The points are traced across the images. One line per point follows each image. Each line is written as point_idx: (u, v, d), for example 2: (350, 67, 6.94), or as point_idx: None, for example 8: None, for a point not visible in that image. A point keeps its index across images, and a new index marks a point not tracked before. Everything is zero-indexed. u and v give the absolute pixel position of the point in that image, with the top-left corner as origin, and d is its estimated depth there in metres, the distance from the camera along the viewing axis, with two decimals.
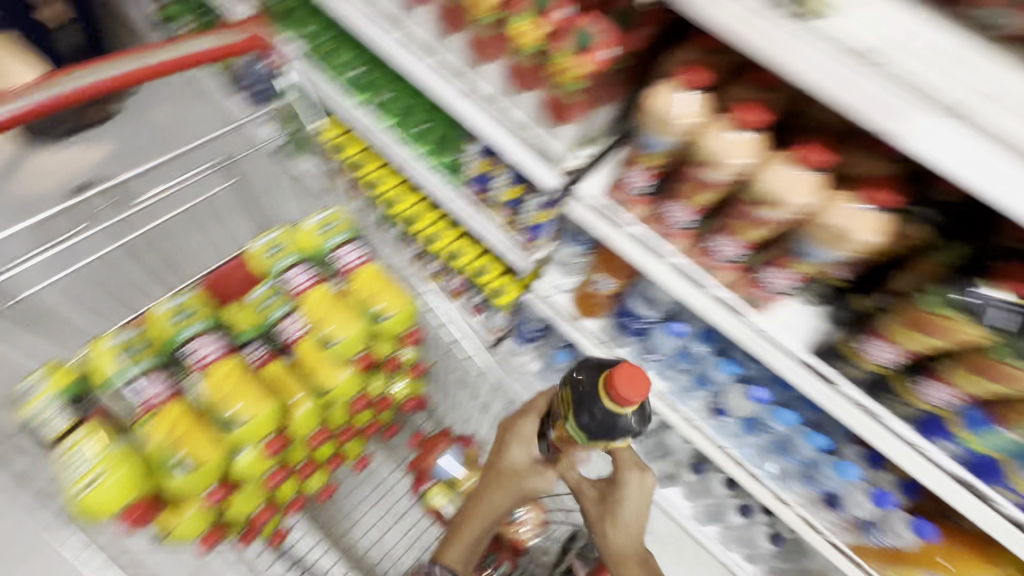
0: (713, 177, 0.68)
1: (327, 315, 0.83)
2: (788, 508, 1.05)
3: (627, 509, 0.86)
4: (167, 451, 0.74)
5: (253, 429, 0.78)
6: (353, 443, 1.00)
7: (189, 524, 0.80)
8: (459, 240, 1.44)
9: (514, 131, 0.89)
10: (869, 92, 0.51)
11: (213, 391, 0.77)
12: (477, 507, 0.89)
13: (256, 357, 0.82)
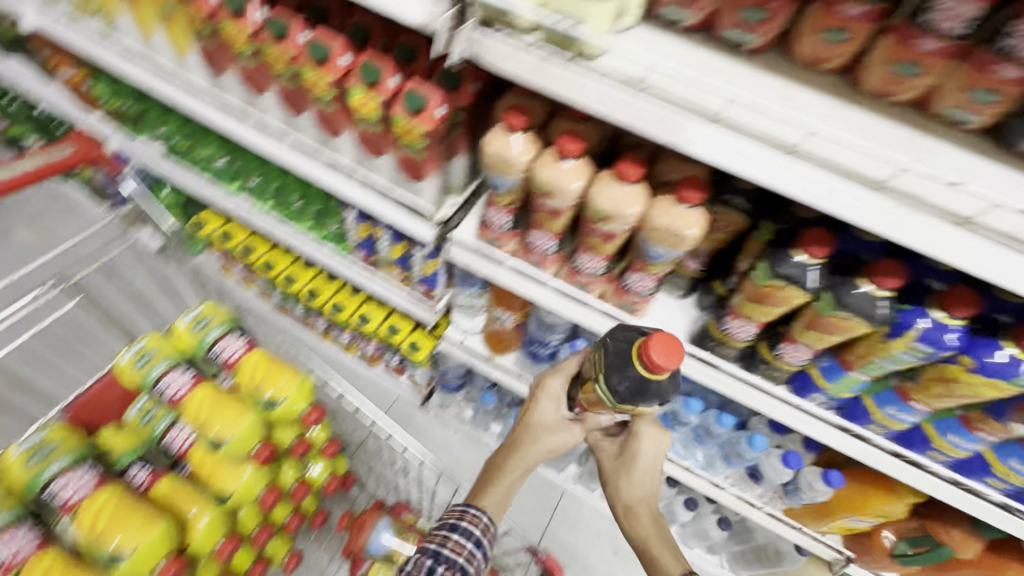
0: (555, 204, 0.74)
1: (213, 415, 0.79)
2: (723, 491, 1.11)
3: (646, 458, 0.78)
4: None
5: (144, 560, 0.71)
6: (275, 544, 0.93)
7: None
8: (362, 303, 1.42)
9: (382, 192, 0.94)
10: (649, 114, 0.57)
11: (87, 529, 0.70)
12: (506, 468, 0.80)
13: (142, 478, 0.78)
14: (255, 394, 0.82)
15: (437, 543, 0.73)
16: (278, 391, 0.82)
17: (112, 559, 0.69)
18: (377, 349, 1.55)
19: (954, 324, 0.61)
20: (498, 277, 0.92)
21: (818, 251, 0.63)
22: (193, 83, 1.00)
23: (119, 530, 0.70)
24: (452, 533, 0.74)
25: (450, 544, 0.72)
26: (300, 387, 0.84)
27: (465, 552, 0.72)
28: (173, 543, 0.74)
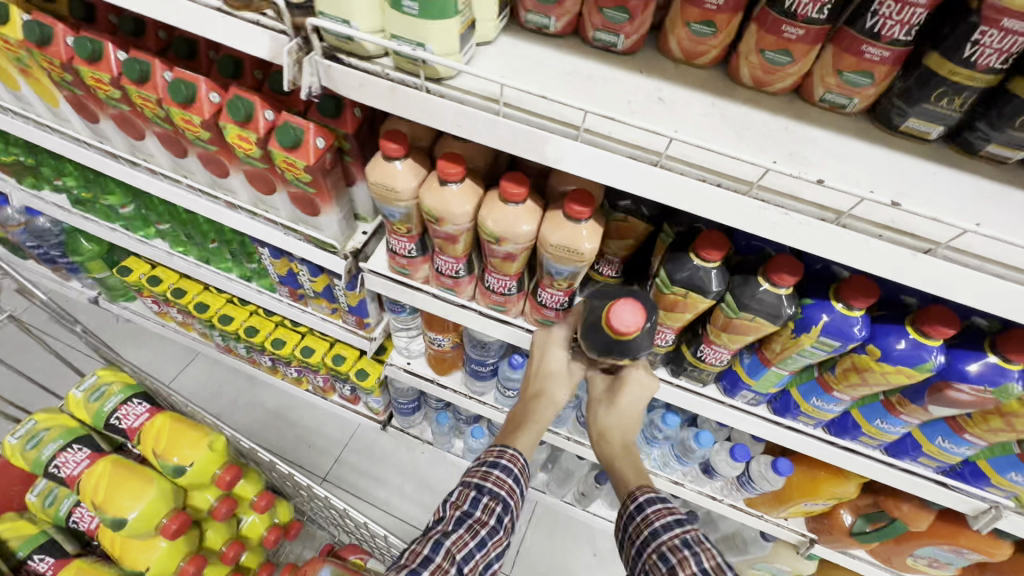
0: (448, 229, 0.70)
1: (109, 493, 0.73)
2: (681, 487, 1.09)
3: (631, 394, 0.71)
4: None
5: None
6: None
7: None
8: (302, 337, 1.36)
9: (287, 228, 0.89)
10: (516, 134, 0.53)
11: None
12: (524, 412, 0.72)
13: (45, 566, 0.74)
14: (159, 463, 0.76)
15: (480, 477, 0.65)
16: (184, 457, 0.76)
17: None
18: (327, 380, 1.48)
19: (854, 314, 0.60)
20: (418, 303, 0.88)
21: (715, 256, 0.61)
22: (72, 132, 0.94)
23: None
24: (493, 469, 0.66)
25: (493, 480, 0.65)
26: (207, 449, 0.78)
27: (508, 487, 0.65)
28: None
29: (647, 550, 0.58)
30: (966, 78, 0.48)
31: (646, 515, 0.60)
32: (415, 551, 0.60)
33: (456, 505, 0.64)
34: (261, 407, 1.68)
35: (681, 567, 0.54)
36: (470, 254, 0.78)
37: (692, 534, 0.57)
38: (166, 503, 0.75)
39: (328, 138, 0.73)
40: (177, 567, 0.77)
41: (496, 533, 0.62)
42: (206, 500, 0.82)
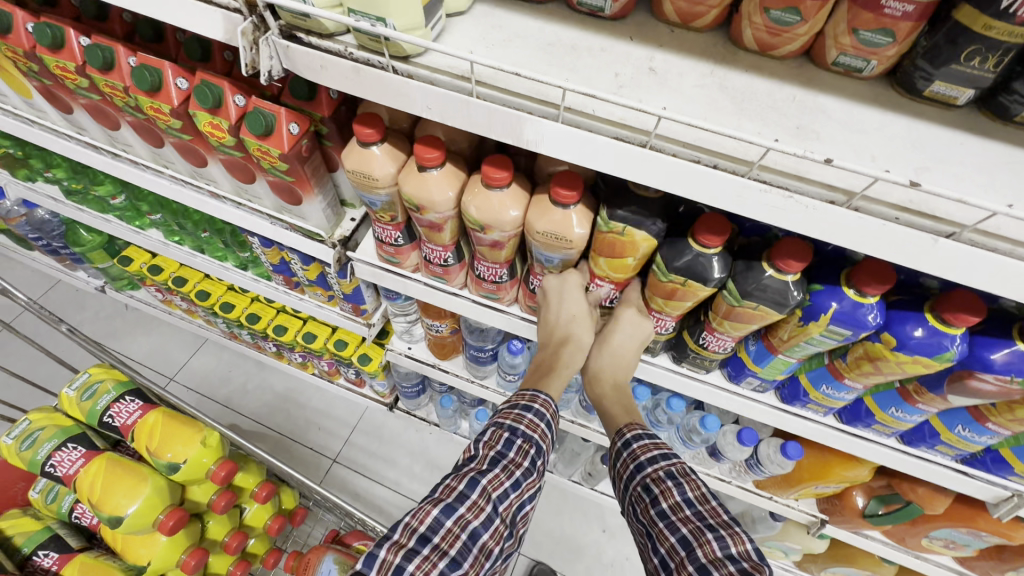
0: (431, 217, 0.67)
1: (106, 491, 0.74)
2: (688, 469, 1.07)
3: (623, 336, 0.69)
4: None
5: None
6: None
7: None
8: (303, 323, 1.35)
9: (272, 216, 0.86)
10: (492, 115, 0.48)
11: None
12: (549, 357, 0.70)
13: (51, 562, 0.75)
14: (153, 460, 0.77)
15: (513, 419, 0.63)
16: (177, 454, 0.77)
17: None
18: (331, 364, 1.47)
19: (868, 301, 0.55)
20: (409, 291, 0.84)
21: (716, 242, 0.56)
22: (50, 124, 0.91)
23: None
24: (526, 413, 0.64)
25: (526, 422, 0.63)
26: (200, 445, 0.79)
27: (541, 431, 0.63)
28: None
29: (632, 483, 0.58)
30: (1003, 33, 0.41)
31: (633, 450, 0.60)
32: (450, 485, 0.57)
33: (489, 445, 0.61)
34: (271, 391, 1.69)
35: (663, 498, 0.54)
36: (458, 241, 0.74)
37: (677, 466, 0.57)
38: (163, 498, 0.77)
39: (302, 122, 0.68)
40: (179, 559, 0.81)
41: (529, 475, 0.60)
42: (205, 494, 0.83)
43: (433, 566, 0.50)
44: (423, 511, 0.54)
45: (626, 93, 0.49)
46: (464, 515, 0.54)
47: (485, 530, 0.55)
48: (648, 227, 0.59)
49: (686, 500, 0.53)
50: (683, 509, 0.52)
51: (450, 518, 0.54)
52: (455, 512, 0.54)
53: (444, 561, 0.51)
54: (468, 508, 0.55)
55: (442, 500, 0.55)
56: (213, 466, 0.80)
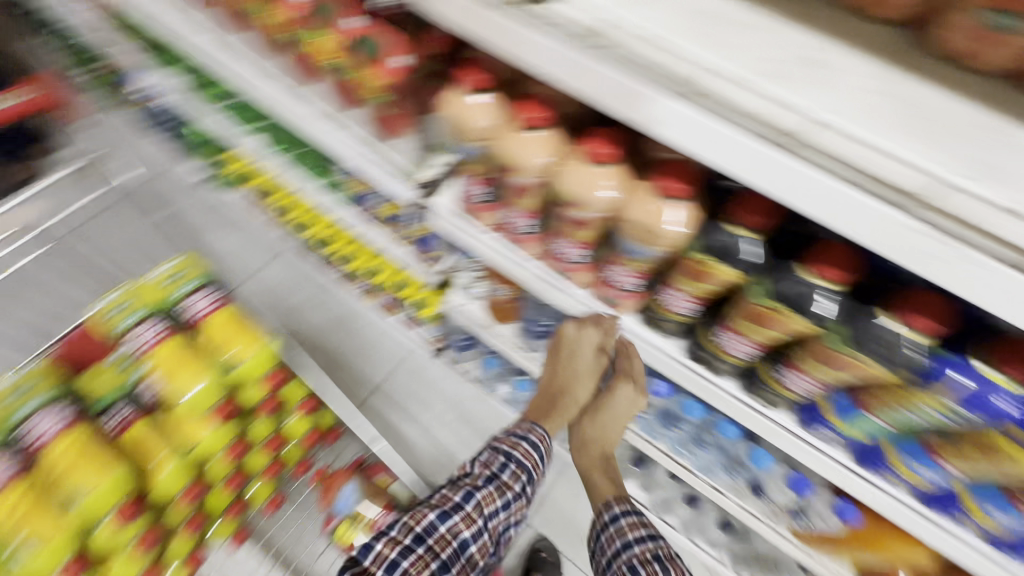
0: (518, 180, 0.63)
1: (173, 371, 0.83)
2: (720, 497, 1.00)
3: (613, 408, 0.88)
4: (7, 532, 0.72)
5: (97, 502, 0.77)
6: (257, 489, 1.01)
7: (108, 547, 0.79)
8: (369, 255, 1.39)
9: (362, 146, 0.85)
10: (606, 83, 0.43)
11: (51, 467, 0.76)
12: (548, 402, 0.92)
13: (117, 423, 0.83)
14: (218, 355, 0.87)
15: (510, 446, 0.87)
16: (240, 352, 0.88)
17: (73, 499, 0.76)
18: (389, 301, 1.50)
19: (1013, 389, 0.46)
20: (479, 250, 0.82)
21: (832, 276, 0.50)
22: (179, 20, 0.95)
23: (80, 474, 0.76)
24: (521, 441, 0.87)
25: (522, 449, 0.86)
26: (259, 353, 0.90)
27: (531, 460, 0.87)
28: (133, 485, 0.81)
29: (620, 560, 0.77)
30: None
31: (619, 525, 0.82)
32: (448, 496, 0.81)
33: (485, 466, 0.85)
34: (328, 311, 1.74)
35: (644, 571, 0.73)
36: (543, 211, 0.71)
37: (662, 552, 0.76)
38: (219, 390, 0.87)
39: (412, 59, 0.70)
40: (223, 448, 0.90)
41: (516, 495, 0.85)
42: (255, 395, 0.92)
43: (425, 563, 0.74)
44: (421, 515, 0.79)
45: (796, 74, 0.37)
46: (456, 523, 0.78)
47: (472, 539, 0.79)
48: (733, 265, 0.55)
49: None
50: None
51: (444, 524, 0.78)
52: (449, 518, 0.78)
53: (434, 562, 0.75)
54: (461, 519, 0.79)
55: (438, 509, 0.79)
56: (265, 373, 0.92)
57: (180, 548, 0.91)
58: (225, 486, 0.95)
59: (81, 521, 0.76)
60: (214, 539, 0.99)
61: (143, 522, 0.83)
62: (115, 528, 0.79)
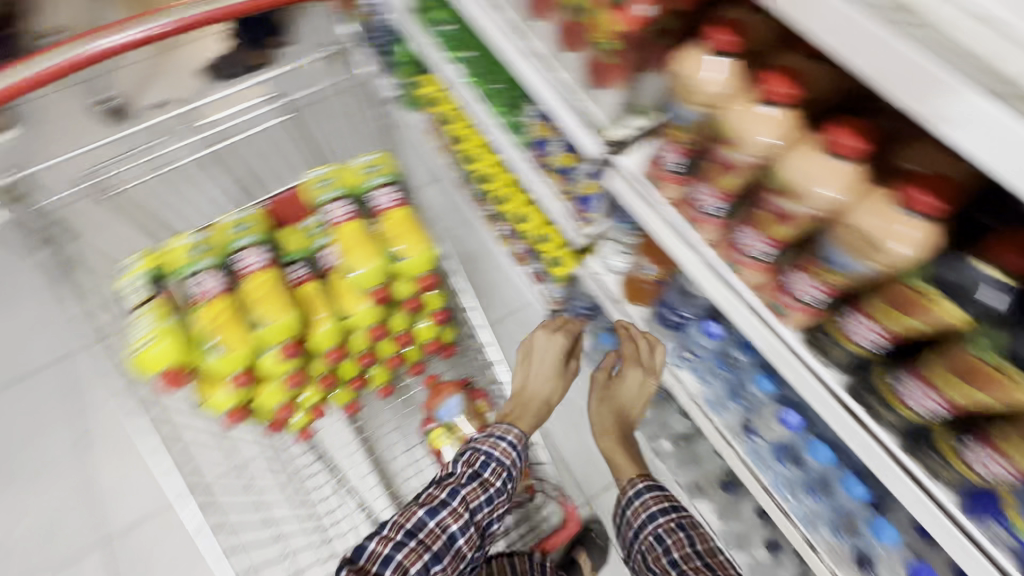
0: (733, 156, 0.61)
1: (350, 248, 0.97)
2: (814, 554, 0.93)
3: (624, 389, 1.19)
4: (209, 331, 0.92)
5: (271, 332, 0.94)
6: (378, 372, 1.16)
7: (269, 371, 0.97)
8: (523, 202, 1.45)
9: (564, 93, 0.87)
10: (905, 68, 0.39)
11: (248, 294, 0.95)
12: (523, 406, 1.16)
13: (299, 276, 0.99)
14: (387, 246, 0.99)
15: (488, 445, 0.98)
16: (406, 249, 0.99)
17: (258, 324, 0.94)
18: (524, 251, 1.56)
19: None
20: (649, 224, 0.82)
21: None
22: None
23: (265, 306, 0.94)
24: (500, 441, 1.00)
25: (500, 448, 0.99)
26: (421, 254, 1.00)
27: (510, 456, 0.99)
28: (299, 330, 0.97)
29: (649, 534, 1.02)
30: None
31: (646, 501, 1.06)
32: (434, 495, 0.90)
33: (467, 465, 0.95)
34: (461, 247, 1.79)
35: (675, 548, 0.98)
36: (739, 196, 0.67)
37: (685, 521, 1.02)
38: (382, 275, 0.99)
39: (651, 12, 0.68)
40: (368, 326, 1.03)
41: (501, 492, 0.95)
42: (404, 291, 1.03)
43: (417, 554, 0.82)
44: (411, 513, 0.87)
45: None
46: (444, 518, 0.87)
47: (461, 536, 0.87)
48: (969, 306, 0.51)
49: (696, 551, 0.97)
50: (693, 556, 0.96)
51: (433, 519, 0.86)
52: (437, 514, 0.87)
53: (427, 555, 0.83)
54: (449, 514, 0.88)
55: (427, 506, 0.87)
56: (421, 274, 1.03)
57: (312, 396, 1.08)
58: (359, 359, 1.09)
59: (257, 342, 0.95)
60: (335, 401, 1.15)
61: (297, 363, 1.00)
62: (277, 359, 0.97)
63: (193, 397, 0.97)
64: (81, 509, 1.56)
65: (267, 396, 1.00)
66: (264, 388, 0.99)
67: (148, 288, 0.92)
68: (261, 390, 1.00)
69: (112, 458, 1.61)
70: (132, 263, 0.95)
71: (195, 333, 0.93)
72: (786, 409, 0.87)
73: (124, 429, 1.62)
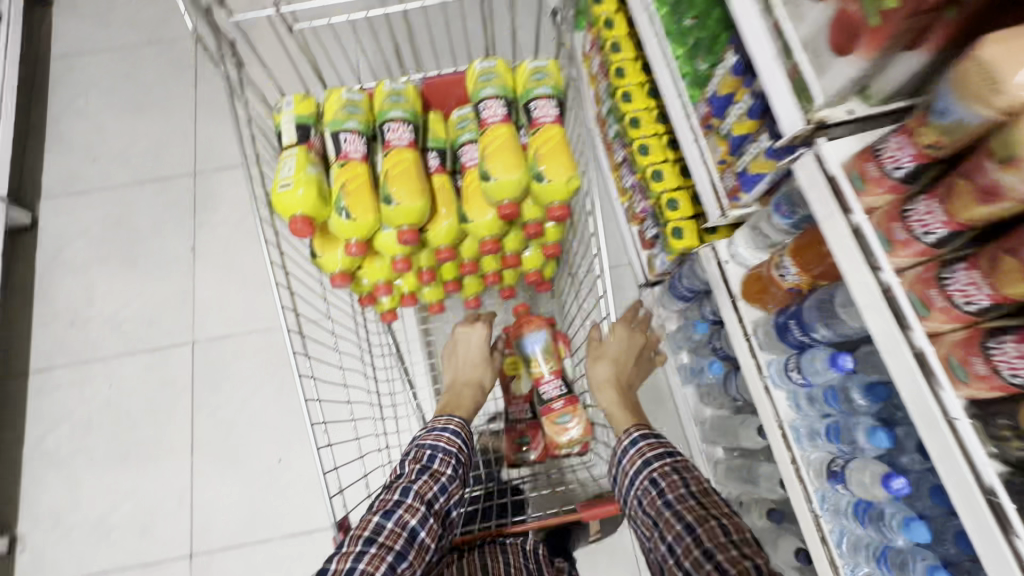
0: (1005, 180, 0.50)
1: (495, 153, 0.98)
2: None
3: (614, 345, 1.16)
4: (342, 189, 0.98)
5: (396, 212, 0.99)
6: (471, 280, 1.23)
7: (383, 249, 1.04)
8: (666, 160, 1.35)
9: (781, 54, 0.75)
10: None
11: (388, 168, 1.00)
12: (453, 392, 1.17)
13: (433, 163, 1.09)
14: (532, 161, 0.98)
15: (432, 441, 0.99)
16: (549, 170, 0.96)
17: (388, 200, 0.99)
18: (644, 211, 1.47)
19: None
20: (828, 230, 0.73)
21: None
22: None
23: (400, 184, 0.99)
24: (443, 432, 1.01)
25: (443, 439, 0.99)
26: (565, 180, 0.96)
27: (456, 444, 1.00)
28: (423, 220, 1.01)
29: (641, 480, 0.91)
30: None
31: (642, 449, 0.94)
32: (385, 499, 0.89)
33: (414, 463, 0.95)
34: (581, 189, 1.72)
35: (668, 492, 0.86)
36: (971, 228, 0.57)
37: (678, 463, 0.90)
38: (517, 188, 0.98)
39: None
40: (485, 237, 1.06)
41: (453, 481, 0.95)
42: (531, 213, 1.05)
43: (381, 558, 0.82)
44: (366, 521, 0.87)
45: None
46: (403, 517, 0.87)
47: (422, 529, 0.87)
48: None
49: (692, 494, 0.85)
50: (689, 499, 0.84)
51: (389, 521, 0.86)
52: (392, 515, 0.87)
53: (389, 557, 0.83)
54: (406, 513, 0.87)
55: (382, 512, 0.87)
56: (557, 202, 0.99)
57: (410, 282, 1.18)
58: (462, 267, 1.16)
59: (381, 217, 1.01)
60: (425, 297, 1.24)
61: (407, 250, 1.05)
62: (393, 239, 1.04)
63: (311, 249, 1.06)
64: (179, 311, 1.75)
65: (373, 271, 1.11)
66: (372, 262, 1.10)
67: (298, 132, 1.00)
68: (369, 262, 1.10)
69: (214, 278, 1.77)
70: (287, 102, 1.01)
71: (332, 191, 1.00)
72: (894, 474, 0.77)
73: (229, 252, 1.79)
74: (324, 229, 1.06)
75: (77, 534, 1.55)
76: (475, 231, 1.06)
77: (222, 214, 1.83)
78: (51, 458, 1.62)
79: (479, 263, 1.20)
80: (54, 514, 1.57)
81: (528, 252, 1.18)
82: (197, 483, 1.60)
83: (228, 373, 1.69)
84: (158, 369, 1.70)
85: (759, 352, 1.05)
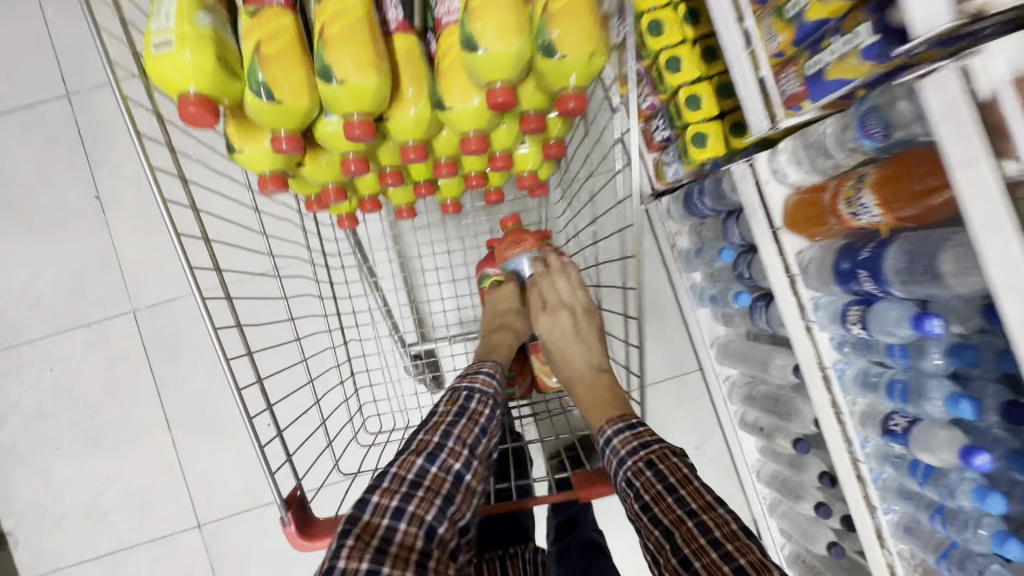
0: None
1: (482, 8, 0.69)
2: (880, 548, 0.92)
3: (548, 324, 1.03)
4: (258, 52, 0.69)
5: (339, 95, 0.71)
6: (448, 185, 0.97)
7: (329, 143, 0.79)
8: (683, 39, 1.03)
9: None
10: None
11: (322, 25, 0.70)
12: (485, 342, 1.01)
13: (393, 19, 0.76)
14: (538, 27, 0.69)
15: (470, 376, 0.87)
16: (562, 38, 0.69)
17: (327, 77, 0.70)
18: (651, 107, 1.18)
19: None
20: (959, 185, 0.53)
21: None
22: None
23: (344, 51, 0.70)
24: (478, 373, 0.88)
25: (479, 379, 0.87)
26: (583, 57, 0.70)
27: (491, 382, 0.87)
28: (378, 107, 0.74)
29: (619, 477, 0.77)
30: None
31: (615, 443, 0.80)
32: (425, 439, 0.77)
33: (450, 403, 0.82)
34: None
35: (643, 491, 0.73)
36: None
37: (659, 454, 0.75)
38: (516, 65, 0.70)
39: None
40: (466, 132, 0.79)
41: (492, 422, 0.83)
42: (528, 100, 0.77)
43: (428, 504, 0.70)
44: (409, 461, 0.74)
45: None
46: (445, 461, 0.75)
47: (466, 473, 0.76)
48: None
49: (671, 491, 0.71)
50: (665, 499, 0.70)
51: (432, 464, 0.74)
52: (435, 458, 0.74)
53: (438, 502, 0.71)
54: (450, 456, 0.75)
55: (424, 453, 0.75)
56: (570, 89, 0.73)
57: (369, 182, 0.95)
58: (436, 167, 0.91)
59: (320, 98, 0.74)
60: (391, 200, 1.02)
61: (361, 146, 0.80)
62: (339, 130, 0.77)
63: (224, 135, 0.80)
64: (104, 275, 1.47)
65: (319, 170, 0.86)
66: (315, 159, 0.85)
67: None
68: (312, 158, 0.85)
69: (135, 231, 1.47)
70: None
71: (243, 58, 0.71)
72: (979, 451, 0.69)
73: (146, 199, 1.46)
74: (241, 113, 0.78)
75: (70, 521, 1.48)
76: (450, 121, 0.78)
77: (123, 148, 1.45)
78: (13, 453, 1.47)
79: (458, 160, 0.91)
80: (39, 506, 1.47)
81: (524, 149, 0.92)
82: (183, 455, 1.50)
83: (185, 339, 1.49)
84: (101, 345, 1.47)
85: (800, 286, 0.88)
